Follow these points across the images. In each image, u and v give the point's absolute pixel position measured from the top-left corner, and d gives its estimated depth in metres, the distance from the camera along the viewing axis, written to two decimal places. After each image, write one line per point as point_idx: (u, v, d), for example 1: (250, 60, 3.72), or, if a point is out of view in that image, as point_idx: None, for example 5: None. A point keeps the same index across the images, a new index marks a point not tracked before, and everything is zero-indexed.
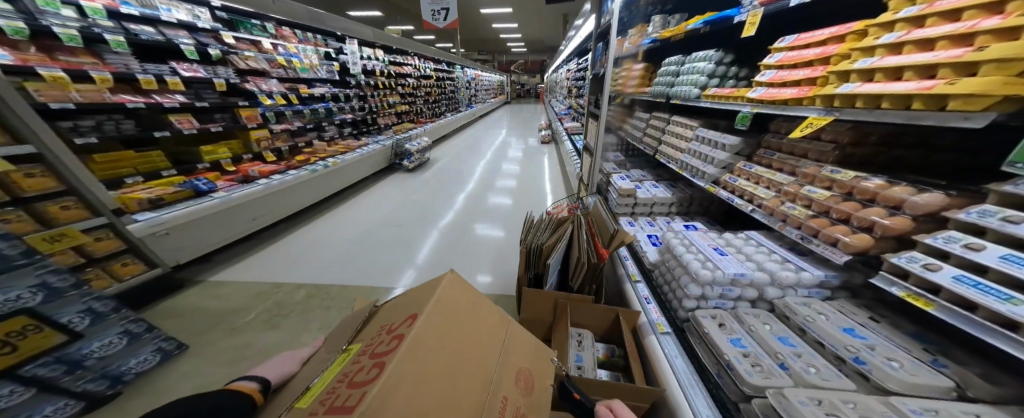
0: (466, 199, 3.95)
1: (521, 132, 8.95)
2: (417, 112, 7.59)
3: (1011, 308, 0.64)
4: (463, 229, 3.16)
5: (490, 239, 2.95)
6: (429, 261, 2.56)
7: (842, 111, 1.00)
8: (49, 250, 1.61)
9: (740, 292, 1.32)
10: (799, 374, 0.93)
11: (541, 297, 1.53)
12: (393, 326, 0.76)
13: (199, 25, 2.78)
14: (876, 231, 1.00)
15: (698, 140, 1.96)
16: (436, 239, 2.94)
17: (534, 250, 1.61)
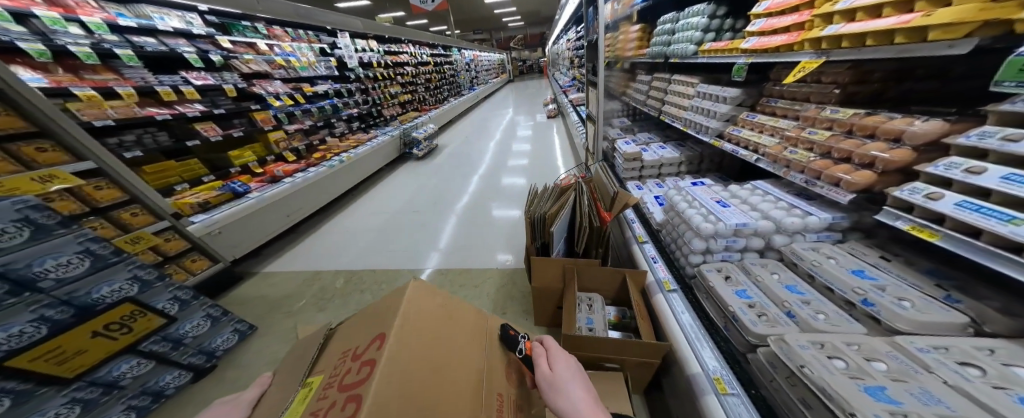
0: (479, 183, 4.02)
1: (525, 109, 8.84)
2: (420, 101, 7.64)
3: (1013, 229, 0.63)
4: (480, 212, 3.27)
5: (507, 218, 3.08)
6: (452, 244, 2.73)
7: (829, 53, 0.98)
8: (134, 250, 1.91)
9: (745, 242, 1.34)
10: (802, 320, 0.93)
11: (549, 264, 1.58)
12: (361, 353, 0.70)
13: (193, 30, 2.84)
14: (879, 166, 0.97)
15: (698, 97, 1.95)
16: (456, 223, 3.09)
17: (540, 221, 1.70)
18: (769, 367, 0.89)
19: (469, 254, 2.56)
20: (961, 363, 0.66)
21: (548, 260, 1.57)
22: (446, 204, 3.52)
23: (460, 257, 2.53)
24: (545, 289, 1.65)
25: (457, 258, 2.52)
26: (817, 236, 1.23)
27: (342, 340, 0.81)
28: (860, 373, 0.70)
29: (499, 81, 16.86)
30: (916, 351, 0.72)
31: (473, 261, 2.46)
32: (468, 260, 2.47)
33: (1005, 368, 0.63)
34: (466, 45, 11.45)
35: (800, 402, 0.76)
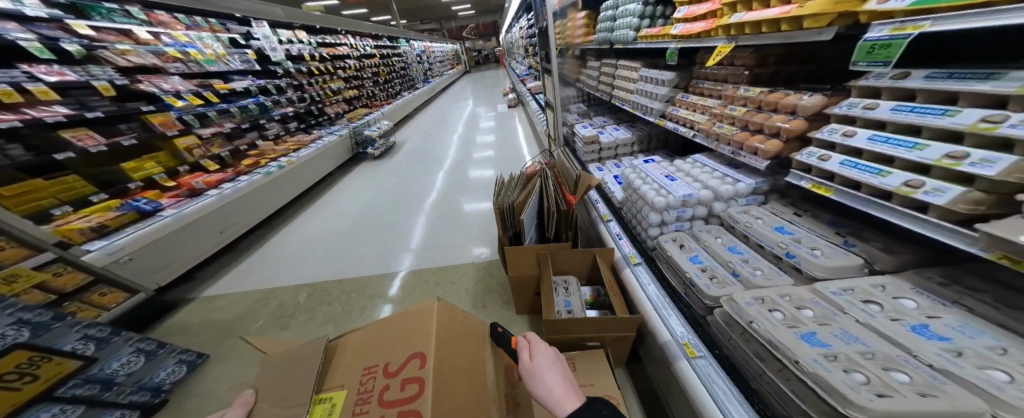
0: (446, 179, 3.96)
1: (483, 99, 8.71)
2: (367, 97, 7.23)
3: (883, 181, 0.76)
4: (450, 208, 3.24)
5: (477, 212, 3.09)
6: (422, 244, 2.70)
7: (738, 39, 1.11)
8: (12, 292, 1.51)
9: (692, 211, 1.44)
10: (747, 279, 1.01)
11: (524, 253, 1.55)
12: (397, 371, 0.79)
13: (27, 11, 2.07)
14: (783, 135, 1.11)
15: (642, 81, 2.05)
16: (427, 222, 3.02)
17: (509, 210, 1.66)
18: (724, 326, 0.94)
19: (444, 252, 2.54)
20: (865, 298, 0.77)
21: (521, 248, 1.53)
22: (409, 204, 3.44)
23: (431, 256, 2.52)
24: (520, 278, 1.61)
25: (431, 257, 2.50)
26: (745, 200, 1.38)
27: (357, 357, 0.87)
28: (800, 321, 0.76)
29: (453, 71, 16.38)
30: (832, 295, 0.81)
31: (445, 259, 2.45)
32: (444, 258, 2.46)
33: (896, 301, 0.74)
34: (414, 35, 10.91)
35: (755, 356, 0.81)
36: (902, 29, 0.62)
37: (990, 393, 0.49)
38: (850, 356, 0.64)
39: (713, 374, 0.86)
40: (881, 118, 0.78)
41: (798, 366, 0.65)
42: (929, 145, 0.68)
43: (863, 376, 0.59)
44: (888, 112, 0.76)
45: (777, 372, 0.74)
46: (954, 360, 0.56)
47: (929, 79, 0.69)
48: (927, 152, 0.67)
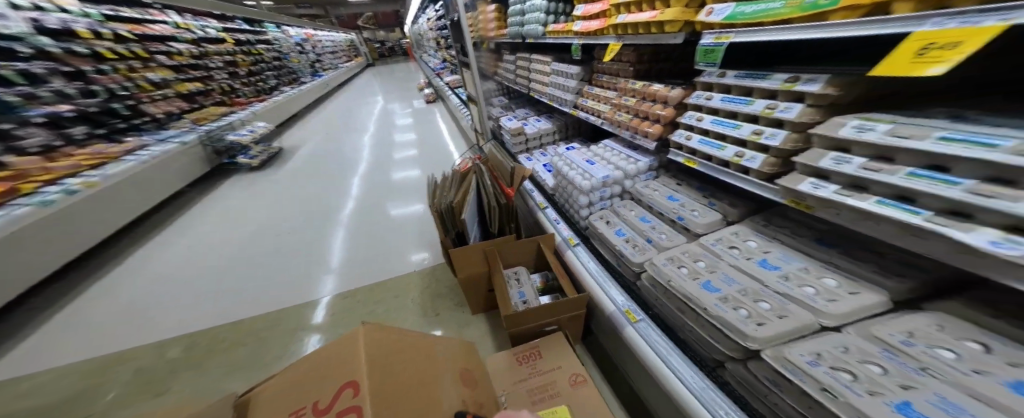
0: (365, 186, 3.59)
1: (393, 94, 8.08)
2: (227, 91, 5.79)
3: (724, 154, 0.85)
4: (378, 217, 2.96)
5: (403, 219, 2.88)
6: (349, 261, 2.43)
7: (623, 38, 1.27)
8: None
9: (611, 190, 1.56)
10: (658, 242, 1.19)
11: (472, 251, 1.48)
12: (328, 405, 0.67)
13: None
14: (663, 120, 1.30)
15: (555, 76, 2.17)
16: (351, 236, 2.72)
17: (448, 210, 1.54)
18: (652, 288, 1.08)
19: (377, 266, 2.32)
20: (729, 244, 0.95)
21: (469, 246, 1.45)
22: (313, 222, 2.98)
23: (357, 274, 2.27)
24: (471, 281, 1.54)
25: (363, 275, 2.26)
26: (641, 177, 1.55)
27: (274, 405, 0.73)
28: (699, 272, 0.90)
29: (353, 64, 14.67)
30: (712, 245, 0.99)
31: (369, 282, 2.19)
32: (380, 275, 2.23)
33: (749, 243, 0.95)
34: (295, 20, 9.29)
35: (677, 310, 0.95)
36: (721, 38, 0.80)
37: (817, 309, 0.68)
38: (735, 296, 0.79)
39: (658, 338, 0.98)
40: (712, 107, 0.91)
41: (710, 313, 0.78)
42: (743, 125, 0.80)
43: (746, 311, 0.74)
44: (715, 102, 0.89)
45: (694, 321, 0.88)
46: (787, 284, 0.76)
47: (738, 76, 0.82)
48: (745, 129, 0.78)
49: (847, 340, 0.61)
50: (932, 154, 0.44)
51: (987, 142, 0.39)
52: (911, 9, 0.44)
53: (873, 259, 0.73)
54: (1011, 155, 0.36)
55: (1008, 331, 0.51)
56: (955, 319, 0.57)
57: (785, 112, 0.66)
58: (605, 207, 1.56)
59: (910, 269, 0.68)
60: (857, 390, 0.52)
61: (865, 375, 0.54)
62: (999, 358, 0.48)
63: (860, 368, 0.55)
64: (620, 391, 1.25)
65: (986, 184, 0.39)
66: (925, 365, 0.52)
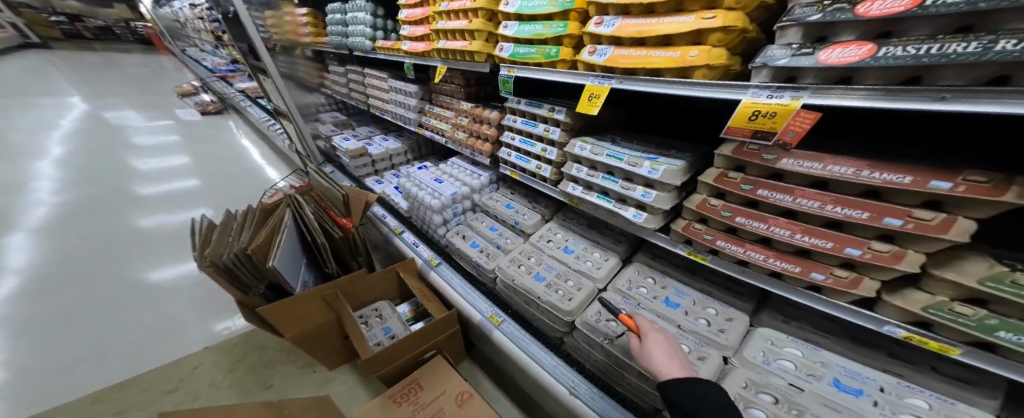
0: (73, 211, 2.19)
1: (120, 79, 5.32)
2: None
3: (529, 166, 0.99)
4: (95, 258, 1.79)
5: (145, 249, 1.84)
6: (17, 349, 1.32)
7: (448, 63, 1.21)
8: None
9: (462, 205, 1.29)
10: (504, 246, 1.10)
11: (304, 302, 1.01)
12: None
13: None
14: (490, 139, 1.21)
15: (394, 91, 2.07)
16: (21, 307, 1.51)
17: (238, 259, 0.99)
18: (507, 291, 1.02)
19: (81, 340, 1.35)
20: (547, 237, 1.04)
21: (293, 297, 0.97)
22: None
23: (31, 366, 1.26)
24: (307, 338, 1.05)
25: (43, 364, 1.26)
26: (485, 191, 1.34)
27: None
28: (531, 266, 0.95)
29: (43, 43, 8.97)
30: (537, 242, 1.03)
31: (59, 377, 1.22)
32: (94, 353, 1.30)
33: (565, 238, 1.02)
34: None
35: (529, 306, 0.95)
36: (507, 72, 0.89)
37: (593, 277, 0.87)
38: (555, 279, 0.89)
39: (518, 333, 0.95)
40: (517, 128, 1.02)
41: (542, 300, 0.86)
42: (537, 143, 0.95)
43: (562, 290, 0.86)
44: (518, 123, 1.00)
45: (536, 309, 0.93)
46: (579, 262, 0.92)
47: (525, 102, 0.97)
48: (538, 146, 0.94)
49: (608, 296, 0.83)
50: (609, 164, 0.68)
51: (619, 156, 0.65)
52: (584, 69, 0.63)
53: (609, 232, 1.01)
54: (629, 165, 0.63)
55: (657, 267, 0.87)
56: (643, 264, 0.89)
57: (553, 134, 0.86)
58: (460, 223, 1.30)
59: (625, 235, 0.98)
60: (620, 331, 0.75)
61: (619, 318, 0.77)
62: (658, 286, 0.82)
63: (617, 314, 0.78)
64: (497, 378, 1.17)
65: (626, 182, 0.66)
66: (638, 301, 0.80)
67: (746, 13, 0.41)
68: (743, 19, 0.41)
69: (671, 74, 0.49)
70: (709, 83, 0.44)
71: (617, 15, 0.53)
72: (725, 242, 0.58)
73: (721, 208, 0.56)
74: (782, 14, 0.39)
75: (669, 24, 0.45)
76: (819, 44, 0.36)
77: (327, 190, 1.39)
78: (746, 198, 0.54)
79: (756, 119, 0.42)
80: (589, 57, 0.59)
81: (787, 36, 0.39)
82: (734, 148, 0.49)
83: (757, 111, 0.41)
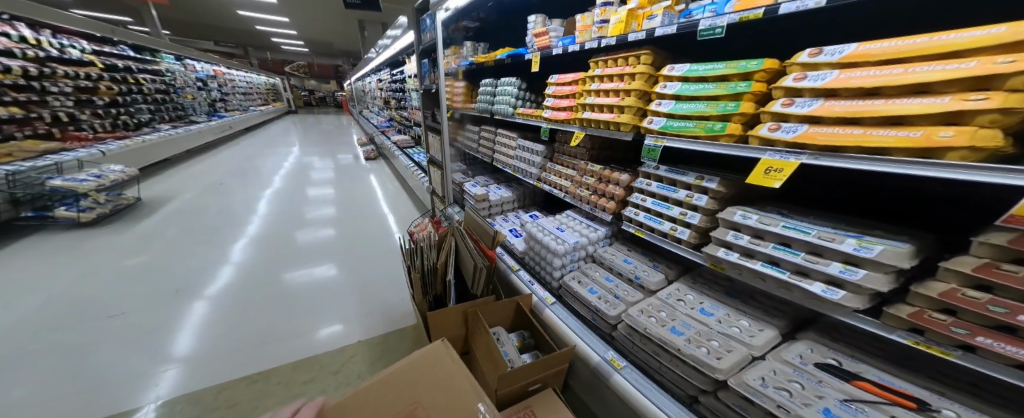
0: (262, 224, 3.05)
1: (336, 137, 7.77)
2: (129, 114, 4.93)
3: (663, 227, 0.96)
4: (271, 262, 2.39)
5: (326, 256, 2.47)
6: (211, 315, 1.82)
7: (588, 129, 1.35)
8: None
9: (579, 254, 1.32)
10: (625, 297, 1.06)
11: (451, 314, 1.18)
12: None
13: None
14: (617, 198, 1.26)
15: (519, 149, 2.27)
16: (222, 289, 2.07)
17: (430, 272, 1.29)
18: (630, 338, 0.96)
19: (248, 327, 1.74)
20: (676, 296, 0.96)
21: (448, 309, 1.17)
22: (178, 273, 2.22)
23: (215, 338, 1.66)
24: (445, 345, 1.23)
25: (226, 339, 1.65)
26: (600, 244, 1.35)
27: None
28: (664, 319, 0.88)
29: (279, 104, 13.78)
30: (664, 298, 0.96)
31: (228, 357, 1.54)
32: (281, 332, 1.71)
33: (700, 300, 0.92)
34: (235, 65, 9.03)
35: (656, 356, 0.86)
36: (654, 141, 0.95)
37: (747, 342, 0.75)
38: (696, 336, 0.80)
39: (643, 381, 0.86)
40: (650, 191, 1.04)
41: (682, 354, 0.77)
42: (674, 207, 0.95)
43: (706, 348, 0.76)
44: (652, 187, 1.02)
45: (668, 361, 0.83)
46: (722, 326, 0.82)
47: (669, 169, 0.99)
48: (675, 209, 0.93)
49: (771, 364, 0.70)
50: (786, 236, 0.63)
51: (804, 229, 0.60)
52: (758, 143, 0.63)
53: (756, 303, 0.88)
54: (819, 239, 0.58)
55: (843, 350, 0.70)
56: (817, 343, 0.73)
57: (698, 201, 0.86)
58: (575, 270, 1.31)
59: (782, 310, 0.84)
60: (797, 403, 0.60)
61: (794, 390, 0.63)
62: (848, 370, 0.65)
63: (789, 385, 0.64)
64: None
65: (811, 255, 0.60)
66: (821, 379, 0.64)
67: None
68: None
69: (903, 154, 0.45)
70: (970, 167, 0.39)
71: (817, 97, 0.54)
72: (993, 339, 0.43)
73: (985, 301, 0.43)
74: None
75: (904, 105, 0.43)
76: None
77: (474, 224, 1.65)
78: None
79: None
80: (770, 134, 0.60)
81: None
82: (1015, 237, 0.40)
83: None
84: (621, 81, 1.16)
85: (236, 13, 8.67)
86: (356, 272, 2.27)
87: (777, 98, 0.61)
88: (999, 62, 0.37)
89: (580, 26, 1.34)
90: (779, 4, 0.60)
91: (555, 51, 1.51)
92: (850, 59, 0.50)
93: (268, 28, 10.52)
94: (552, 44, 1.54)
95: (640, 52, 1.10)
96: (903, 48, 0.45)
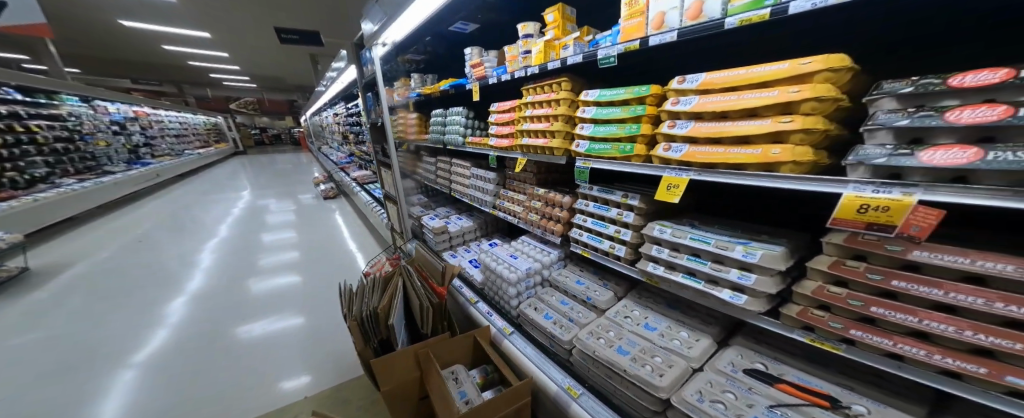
0: (206, 279, 2.66)
1: (288, 178, 7.30)
2: (16, 169, 4.25)
3: (602, 245, 1.00)
4: (218, 316, 2.13)
5: (276, 305, 2.23)
6: (144, 385, 1.56)
7: (528, 155, 1.38)
8: None
9: (535, 280, 1.32)
10: (578, 320, 1.06)
11: (400, 359, 1.10)
12: None
13: None
14: (562, 220, 1.29)
15: (473, 178, 2.27)
16: (152, 354, 1.79)
17: (371, 317, 1.20)
18: (584, 362, 0.95)
19: (179, 397, 1.48)
20: (623, 313, 0.98)
21: (395, 355, 1.08)
22: (97, 344, 1.88)
23: (142, 411, 1.42)
24: (395, 395, 1.11)
25: (151, 412, 1.41)
26: (554, 267, 1.36)
27: None
28: (611, 339, 0.89)
29: (222, 145, 12.77)
30: (612, 316, 0.98)
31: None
32: (217, 395, 1.48)
33: (644, 315, 0.95)
34: (161, 105, 8.26)
35: (607, 377, 0.86)
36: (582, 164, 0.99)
37: (685, 355, 0.78)
38: (640, 354, 0.81)
39: (599, 408, 0.84)
40: (589, 212, 1.07)
41: (628, 375, 0.78)
42: (610, 224, 0.98)
43: (650, 365, 0.77)
44: (590, 208, 1.05)
45: (619, 384, 0.83)
46: (665, 339, 0.84)
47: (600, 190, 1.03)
48: (611, 227, 0.97)
49: (707, 376, 0.72)
50: (693, 247, 0.67)
51: (705, 239, 0.66)
52: (660, 163, 0.67)
53: (693, 312, 0.92)
54: (717, 248, 0.63)
55: (766, 352, 0.75)
56: (745, 348, 0.77)
57: (628, 217, 0.90)
58: (532, 296, 1.30)
59: (714, 317, 0.88)
60: (730, 414, 0.62)
61: (728, 400, 0.65)
62: (772, 373, 0.69)
63: (723, 396, 0.66)
64: None
65: (716, 263, 0.64)
66: (749, 385, 0.67)
67: (825, 116, 0.45)
68: (824, 120, 0.46)
69: (755, 169, 0.51)
70: (803, 177, 0.45)
71: (690, 119, 0.60)
72: (864, 332, 0.49)
73: (846, 296, 0.50)
74: (871, 89, 0.47)
75: (746, 126, 0.50)
76: (915, 146, 0.41)
77: (427, 260, 1.58)
78: (877, 288, 0.48)
79: (867, 211, 0.43)
80: (664, 153, 0.64)
81: (878, 137, 0.45)
82: (846, 236, 0.49)
83: (866, 204, 0.43)
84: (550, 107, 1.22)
85: (158, 48, 8.00)
86: (323, 317, 2.07)
87: (663, 121, 0.66)
88: (791, 91, 0.45)
89: (508, 56, 1.40)
90: (648, 37, 0.68)
91: (490, 81, 1.56)
92: (703, 87, 0.56)
93: (201, 63, 9.88)
94: (488, 74, 1.59)
95: (560, 79, 1.17)
96: (734, 78, 0.52)
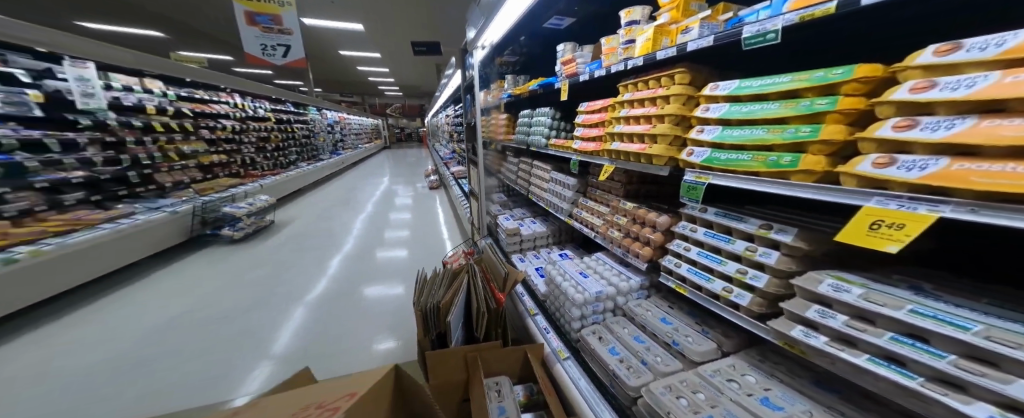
0: (354, 243, 3.16)
1: (400, 168, 8.38)
2: (285, 156, 5.89)
3: (712, 286, 0.76)
4: (354, 275, 2.45)
5: (390, 273, 2.47)
6: (307, 320, 1.87)
7: (616, 162, 1.19)
8: None
9: (605, 306, 1.12)
10: (654, 365, 0.85)
11: (451, 356, 1.06)
12: None
13: None
14: (653, 242, 1.06)
15: (552, 182, 2.14)
16: (318, 296, 2.15)
17: (433, 310, 1.16)
18: None
19: (327, 336, 1.72)
20: (726, 375, 0.74)
21: (450, 349, 1.06)
22: (285, 281, 2.36)
23: (303, 340, 1.69)
24: (437, 389, 1.08)
25: (311, 342, 1.67)
26: (633, 296, 1.14)
27: None
28: (698, 404, 0.67)
29: (379, 141, 15.49)
30: (706, 376, 0.74)
31: (307, 361, 1.54)
32: (343, 341, 1.68)
33: (763, 390, 0.68)
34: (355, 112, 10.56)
35: None
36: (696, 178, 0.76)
37: None
38: None
39: None
40: (695, 238, 0.84)
41: None
42: (729, 261, 0.75)
43: None
44: (699, 234, 0.83)
45: None
46: None
47: (717, 214, 0.80)
48: (730, 265, 0.74)
49: None
50: (919, 326, 0.42)
51: (963, 324, 0.39)
52: (861, 185, 0.46)
53: (865, 408, 0.60)
54: (983, 341, 0.37)
55: None
56: None
57: (767, 258, 0.66)
58: (598, 323, 1.11)
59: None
60: None
61: None
62: None
63: None
64: None
65: (967, 360, 0.38)
66: None
67: None
68: None
69: None
70: None
71: (959, 117, 0.37)
72: None
73: None
74: None
75: None
76: None
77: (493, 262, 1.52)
78: None
79: None
80: (876, 171, 0.43)
81: None
82: None
83: None
84: (654, 105, 1.01)
85: (356, 69, 10.19)
86: None
87: (888, 118, 0.45)
88: None
89: (606, 49, 1.25)
90: None
91: (581, 78, 1.41)
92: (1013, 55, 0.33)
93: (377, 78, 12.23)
94: (579, 71, 1.44)
95: (674, 71, 0.95)
96: None
